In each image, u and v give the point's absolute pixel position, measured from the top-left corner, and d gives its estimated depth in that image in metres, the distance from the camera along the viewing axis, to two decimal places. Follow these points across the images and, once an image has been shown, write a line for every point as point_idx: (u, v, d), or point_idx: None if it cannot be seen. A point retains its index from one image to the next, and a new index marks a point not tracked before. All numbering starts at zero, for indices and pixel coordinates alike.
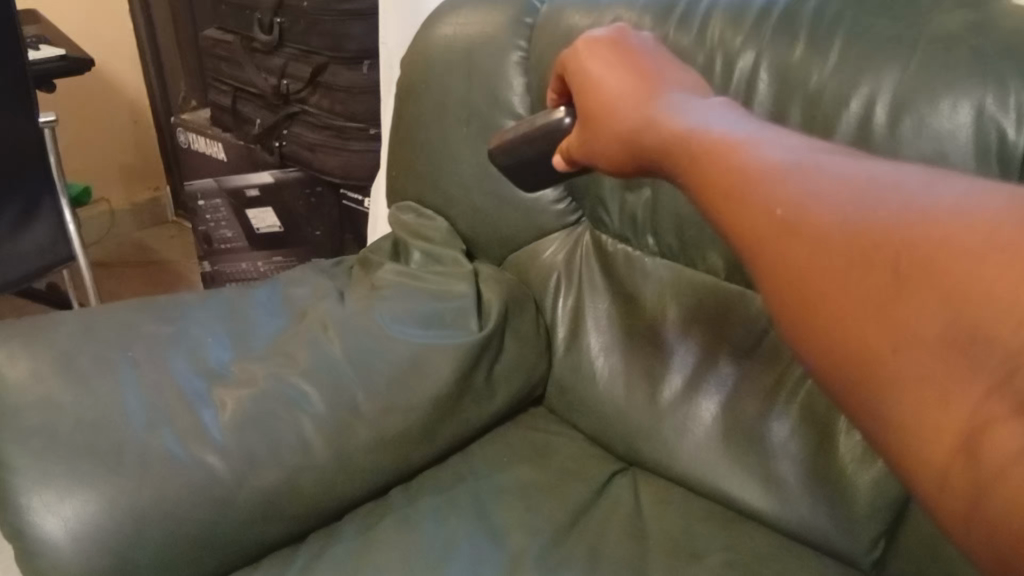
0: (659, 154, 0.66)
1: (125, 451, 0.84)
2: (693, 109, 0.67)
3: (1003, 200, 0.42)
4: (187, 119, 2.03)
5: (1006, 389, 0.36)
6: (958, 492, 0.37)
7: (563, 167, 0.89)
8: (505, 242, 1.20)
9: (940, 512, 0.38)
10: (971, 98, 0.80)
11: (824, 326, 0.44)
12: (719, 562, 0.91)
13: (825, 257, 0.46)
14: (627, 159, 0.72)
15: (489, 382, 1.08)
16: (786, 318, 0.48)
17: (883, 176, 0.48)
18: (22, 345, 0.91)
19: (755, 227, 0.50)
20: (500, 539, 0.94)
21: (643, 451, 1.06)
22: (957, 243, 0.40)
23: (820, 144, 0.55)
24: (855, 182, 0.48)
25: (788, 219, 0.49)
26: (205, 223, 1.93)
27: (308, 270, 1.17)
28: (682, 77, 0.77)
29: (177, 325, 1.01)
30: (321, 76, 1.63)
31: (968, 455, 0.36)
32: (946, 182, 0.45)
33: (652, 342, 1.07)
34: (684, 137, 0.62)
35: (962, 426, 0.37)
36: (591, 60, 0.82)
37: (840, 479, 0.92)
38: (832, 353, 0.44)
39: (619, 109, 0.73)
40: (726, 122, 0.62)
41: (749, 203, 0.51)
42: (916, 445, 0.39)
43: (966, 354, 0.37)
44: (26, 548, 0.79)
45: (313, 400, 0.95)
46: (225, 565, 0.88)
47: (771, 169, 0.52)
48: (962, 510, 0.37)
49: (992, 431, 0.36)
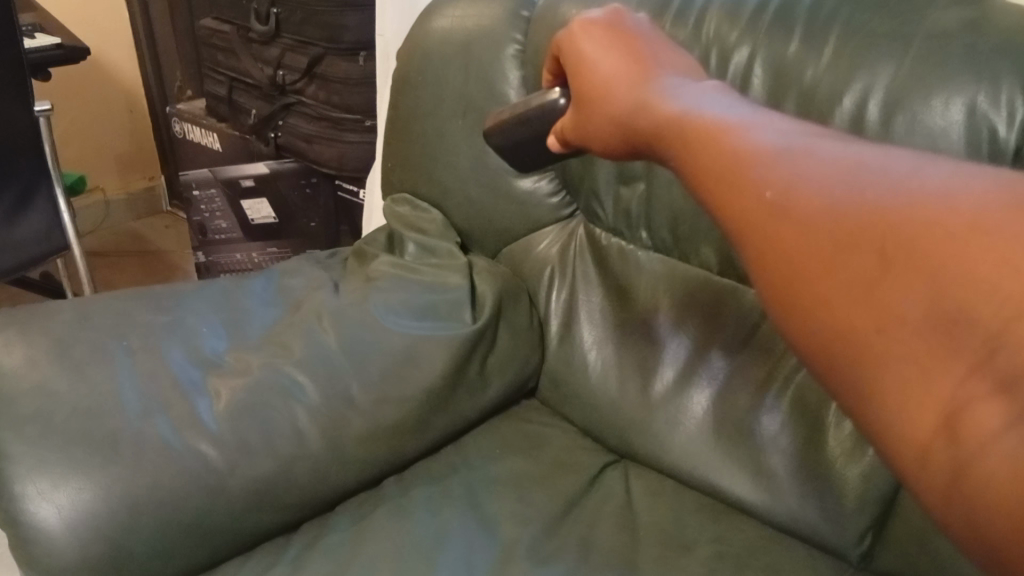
0: (652, 136, 0.66)
1: (120, 439, 0.84)
2: (686, 93, 0.67)
3: (989, 185, 0.42)
4: (182, 109, 2.03)
5: (986, 370, 0.36)
6: (938, 470, 0.38)
7: (557, 148, 0.90)
8: (499, 235, 1.21)
9: (921, 489, 0.39)
10: (963, 95, 0.81)
11: (810, 306, 0.45)
12: (709, 554, 0.92)
13: (811, 238, 0.47)
14: (620, 141, 0.72)
15: (482, 374, 1.08)
16: (773, 297, 0.49)
17: (872, 160, 0.48)
18: (18, 333, 0.91)
19: (744, 208, 0.51)
20: (492, 529, 0.95)
21: (634, 443, 1.06)
22: (943, 225, 0.41)
23: (812, 128, 0.56)
24: (844, 166, 0.49)
25: (776, 200, 0.49)
26: (200, 214, 1.92)
27: (303, 260, 1.17)
28: (676, 60, 0.78)
29: (172, 314, 1.01)
30: (318, 67, 1.62)
31: (948, 433, 0.37)
32: (932, 166, 0.46)
33: (644, 335, 1.08)
34: (677, 119, 0.63)
35: (943, 404, 0.38)
36: (586, 40, 0.82)
37: (830, 473, 0.92)
38: (817, 330, 0.45)
39: (613, 91, 0.74)
40: (719, 105, 0.62)
41: (740, 184, 0.52)
42: (898, 421, 0.40)
43: (948, 335, 0.38)
44: (21, 535, 0.79)
45: (307, 389, 0.95)
46: (219, 553, 0.89)
47: (762, 151, 0.53)
48: (943, 488, 0.38)
49: (973, 409, 0.36)
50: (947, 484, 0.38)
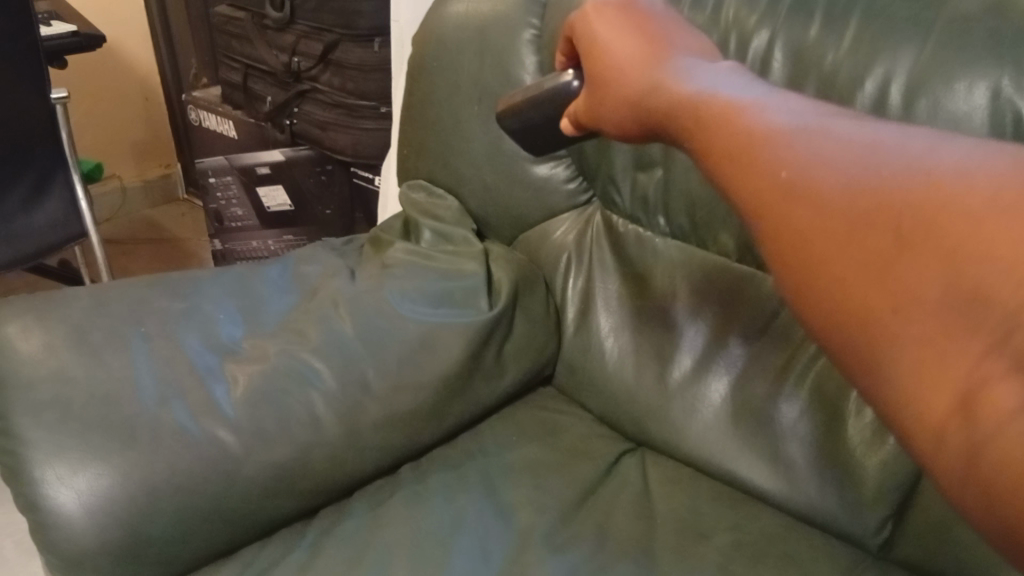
0: (667, 118, 0.66)
1: (138, 425, 0.84)
2: (701, 73, 0.67)
3: (1006, 161, 0.42)
4: (198, 96, 2.03)
5: (1004, 349, 0.36)
6: (954, 450, 0.37)
7: (570, 131, 0.89)
8: (516, 222, 1.20)
9: (938, 471, 0.38)
10: (987, 79, 0.79)
11: (827, 289, 0.45)
12: (726, 542, 0.91)
13: (828, 219, 0.46)
14: (634, 125, 0.72)
15: (499, 361, 1.08)
16: (788, 279, 0.48)
17: (888, 138, 0.48)
18: (36, 319, 0.91)
19: (759, 189, 0.50)
20: (508, 516, 0.95)
21: (651, 430, 1.06)
22: (960, 203, 0.40)
23: (827, 108, 0.55)
24: (861, 144, 0.48)
25: (792, 182, 0.49)
26: (217, 202, 1.94)
27: (318, 247, 1.17)
28: (690, 41, 0.77)
29: (188, 300, 1.01)
30: (333, 54, 1.62)
31: (964, 414, 0.37)
32: (949, 144, 0.45)
33: (661, 322, 1.07)
34: (691, 101, 0.62)
35: (960, 384, 0.37)
36: (598, 21, 0.81)
37: (849, 461, 0.91)
38: (833, 312, 0.44)
39: (626, 73, 0.73)
40: (733, 87, 0.61)
41: (754, 165, 0.51)
42: (914, 402, 0.39)
43: (965, 315, 0.38)
44: (40, 520, 0.79)
45: (323, 376, 0.95)
46: (236, 539, 0.89)
47: (776, 131, 0.52)
48: (959, 470, 0.37)
49: (990, 388, 0.36)
50: (963, 466, 0.37)
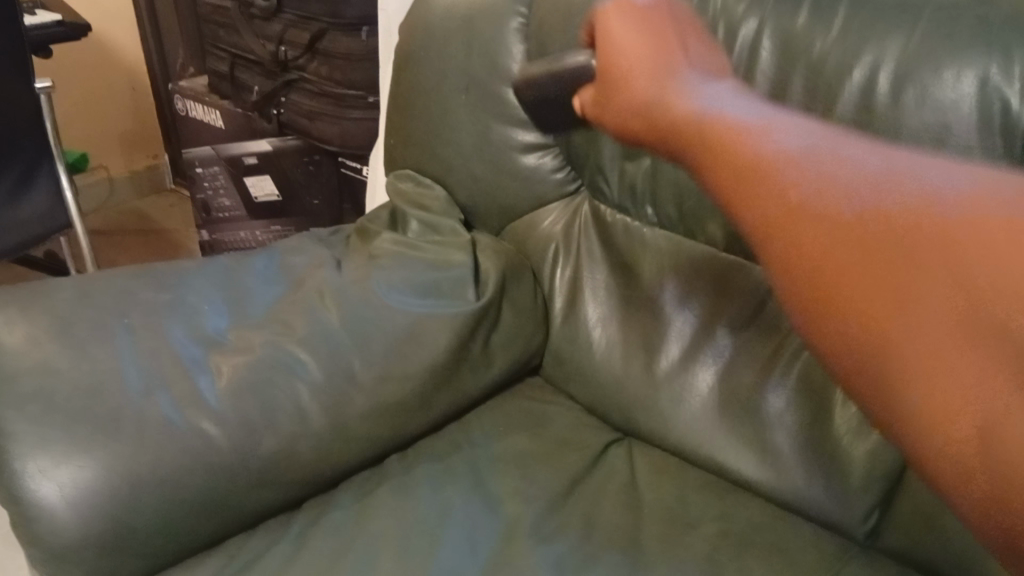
0: (670, 129, 0.67)
1: (123, 418, 0.84)
2: (708, 89, 0.68)
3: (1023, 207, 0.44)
4: (185, 86, 2.01)
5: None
6: (964, 474, 0.40)
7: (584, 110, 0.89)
8: (503, 212, 1.19)
9: (947, 491, 0.41)
10: (974, 68, 0.79)
11: (839, 309, 0.47)
12: (713, 531, 0.92)
13: (841, 245, 0.48)
14: (634, 131, 0.74)
15: (486, 351, 1.07)
16: (796, 296, 0.51)
17: (903, 172, 0.50)
18: (19, 311, 0.90)
19: (772, 209, 0.53)
20: (496, 507, 0.94)
21: (639, 420, 1.06)
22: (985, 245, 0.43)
23: (835, 131, 0.58)
24: (876, 177, 0.51)
25: (807, 205, 0.51)
26: (205, 192, 1.92)
27: (304, 237, 1.16)
28: (699, 50, 0.79)
29: (174, 292, 1.01)
30: (320, 43, 1.60)
31: (981, 442, 0.40)
32: (963, 183, 0.48)
33: (649, 312, 1.07)
34: (699, 115, 0.64)
35: (975, 414, 0.40)
36: (614, 14, 0.81)
37: (835, 449, 0.92)
38: (845, 333, 0.47)
39: (632, 79, 0.74)
40: (743, 104, 0.63)
41: (767, 184, 0.54)
42: (928, 427, 0.42)
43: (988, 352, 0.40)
44: (23, 513, 0.79)
45: (309, 367, 0.94)
46: (222, 531, 0.89)
47: (790, 155, 0.55)
48: (973, 495, 0.40)
49: (1008, 423, 0.39)
50: (975, 491, 0.40)
